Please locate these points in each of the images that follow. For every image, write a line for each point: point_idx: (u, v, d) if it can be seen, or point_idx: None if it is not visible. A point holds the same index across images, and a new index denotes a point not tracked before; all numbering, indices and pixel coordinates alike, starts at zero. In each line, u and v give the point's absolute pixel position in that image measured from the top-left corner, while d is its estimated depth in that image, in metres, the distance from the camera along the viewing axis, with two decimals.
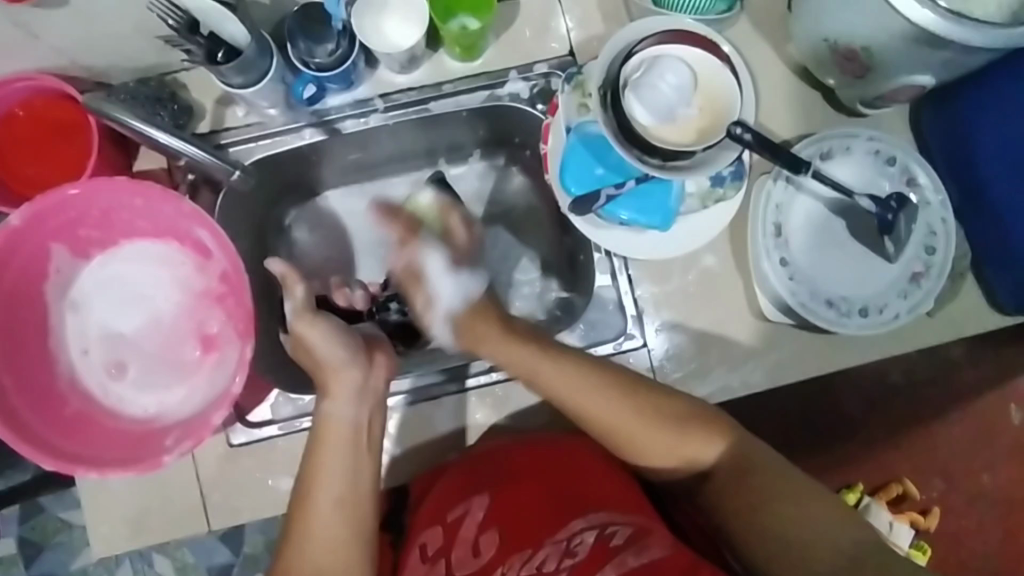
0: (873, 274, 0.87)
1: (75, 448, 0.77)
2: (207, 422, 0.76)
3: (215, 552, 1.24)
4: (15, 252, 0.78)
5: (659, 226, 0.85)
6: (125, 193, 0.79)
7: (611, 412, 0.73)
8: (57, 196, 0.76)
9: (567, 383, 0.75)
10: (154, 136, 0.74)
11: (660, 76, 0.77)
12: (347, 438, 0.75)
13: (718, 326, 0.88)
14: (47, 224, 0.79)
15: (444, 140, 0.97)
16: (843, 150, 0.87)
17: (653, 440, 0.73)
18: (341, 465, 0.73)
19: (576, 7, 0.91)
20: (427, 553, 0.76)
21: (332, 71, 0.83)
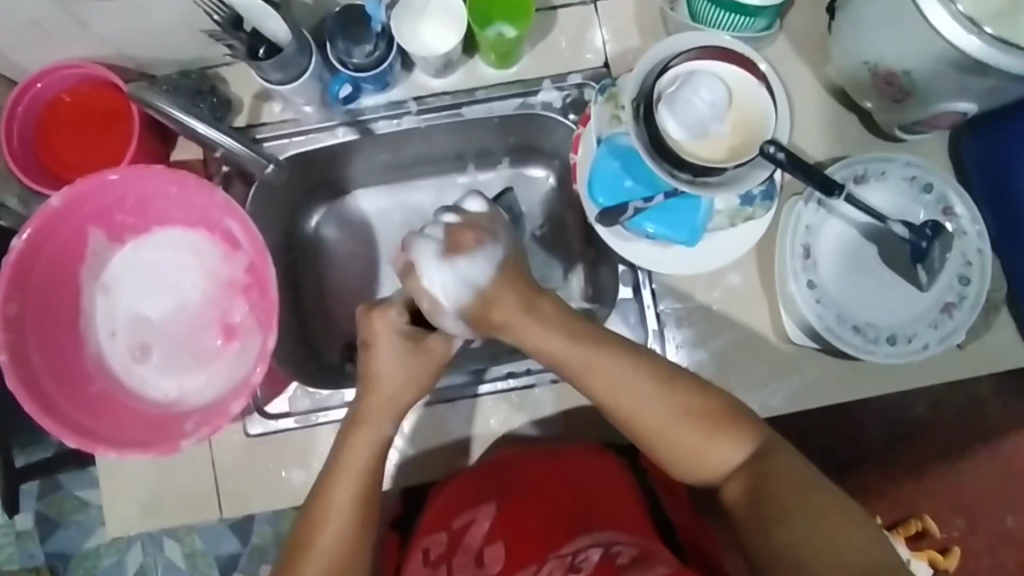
0: (903, 302, 0.85)
1: (97, 428, 0.79)
2: (226, 410, 0.77)
3: (224, 541, 1.26)
4: (53, 233, 0.80)
5: (685, 242, 0.84)
6: (161, 181, 0.80)
7: (650, 406, 0.67)
8: (96, 181, 0.79)
9: (606, 376, 0.67)
10: (192, 125, 0.76)
11: (695, 91, 0.77)
12: (367, 458, 0.72)
13: (741, 346, 0.87)
14: (85, 207, 0.81)
15: (474, 145, 0.98)
16: (878, 174, 0.85)
17: (687, 441, 0.67)
18: (361, 477, 0.71)
19: (613, 20, 0.91)
20: (430, 557, 0.76)
21: (366, 73, 0.85)
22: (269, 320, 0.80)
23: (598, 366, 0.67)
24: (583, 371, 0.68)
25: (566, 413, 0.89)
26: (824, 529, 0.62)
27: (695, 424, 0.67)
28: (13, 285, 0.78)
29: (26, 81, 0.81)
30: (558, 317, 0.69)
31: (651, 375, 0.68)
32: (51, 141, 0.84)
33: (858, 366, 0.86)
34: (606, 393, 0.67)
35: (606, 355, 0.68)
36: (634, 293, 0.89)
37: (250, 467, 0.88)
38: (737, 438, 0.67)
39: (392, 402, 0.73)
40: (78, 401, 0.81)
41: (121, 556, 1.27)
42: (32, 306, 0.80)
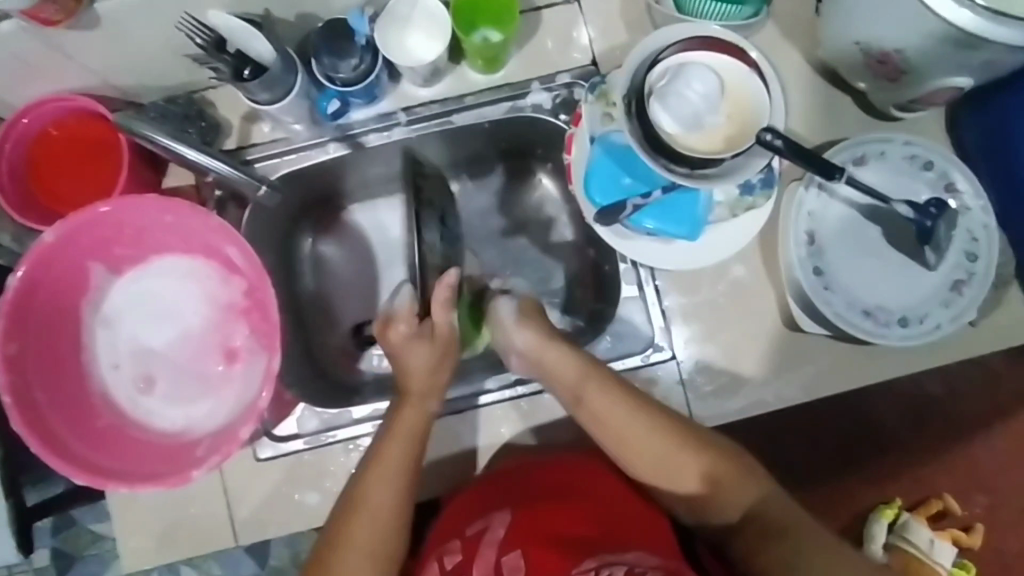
0: (913, 283, 0.83)
1: (108, 462, 0.78)
2: (235, 436, 0.77)
3: (241, 567, 1.25)
4: (48, 268, 0.79)
5: (686, 236, 0.83)
6: (154, 210, 0.79)
7: (651, 441, 0.73)
8: (89, 214, 0.78)
9: (608, 409, 0.75)
10: (181, 152, 0.76)
11: (687, 84, 0.76)
12: (410, 440, 0.76)
13: (749, 337, 0.87)
14: (80, 241, 0.80)
15: (463, 154, 0.99)
16: (877, 155, 0.84)
17: (692, 474, 0.72)
18: (399, 462, 0.74)
19: (598, 17, 0.90)
20: (445, 567, 0.72)
21: (351, 86, 0.83)
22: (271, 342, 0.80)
23: (625, 413, 0.74)
24: (609, 416, 0.75)
25: (579, 416, 0.88)
26: (824, 572, 0.64)
27: (714, 468, 0.72)
28: (13, 325, 0.77)
29: (12, 117, 0.80)
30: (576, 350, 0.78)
31: (668, 421, 0.74)
32: (42, 176, 0.83)
33: (871, 350, 0.85)
34: (626, 436, 0.74)
35: (630, 400, 0.75)
36: (638, 291, 0.89)
37: (264, 491, 0.87)
38: (746, 486, 0.71)
39: (433, 385, 0.78)
40: (86, 437, 0.80)
41: None
42: (32, 345, 0.79)
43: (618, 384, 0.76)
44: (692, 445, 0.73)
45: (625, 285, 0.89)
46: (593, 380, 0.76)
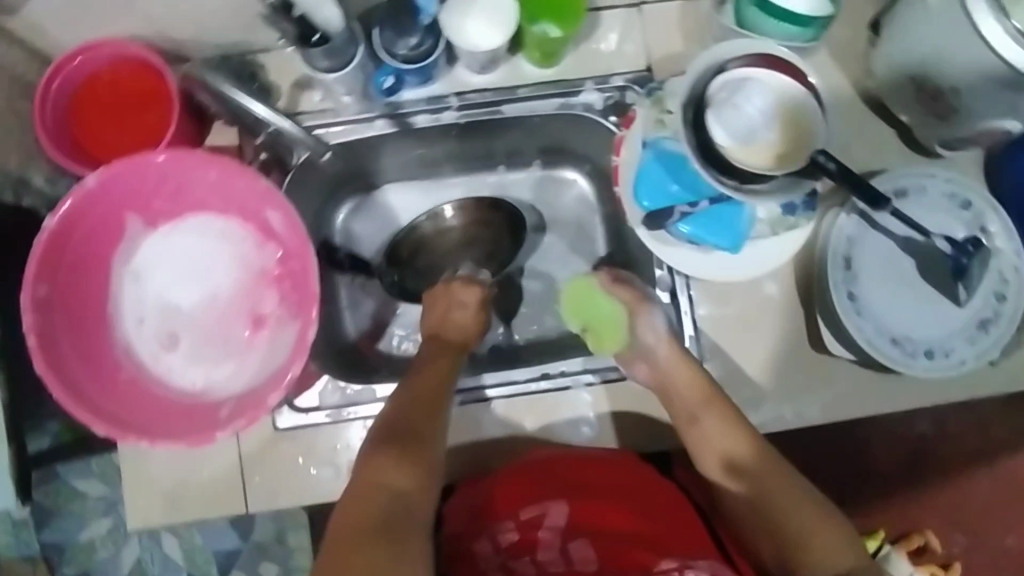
0: (941, 317, 0.84)
1: (128, 415, 0.78)
2: (262, 403, 0.76)
3: (225, 537, 1.27)
4: (86, 214, 0.78)
5: (727, 248, 0.84)
6: (199, 167, 0.79)
7: (741, 447, 0.78)
8: (136, 163, 0.77)
9: (711, 412, 0.80)
10: (252, 108, 0.78)
11: (746, 99, 0.79)
12: (444, 374, 0.81)
13: (774, 354, 0.88)
14: (118, 191, 0.79)
15: (501, 147, 1.01)
16: (918, 189, 0.86)
17: (776, 489, 0.75)
18: (439, 390, 0.79)
19: (657, 24, 0.91)
20: (501, 545, 0.73)
21: (411, 65, 0.83)
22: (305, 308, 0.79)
23: (736, 443, 0.78)
24: (720, 442, 0.79)
25: (599, 417, 0.88)
26: None
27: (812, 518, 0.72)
28: (43, 267, 0.77)
29: (67, 54, 0.79)
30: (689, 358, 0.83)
31: (771, 459, 0.77)
32: (88, 118, 0.82)
33: (891, 379, 0.87)
34: (732, 462, 0.78)
35: (741, 430, 0.79)
36: (672, 298, 0.89)
37: (278, 462, 0.86)
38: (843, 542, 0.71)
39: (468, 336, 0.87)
40: (106, 387, 0.79)
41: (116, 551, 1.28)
42: (61, 288, 0.79)
43: (733, 412, 0.80)
44: (797, 489, 0.75)
45: (658, 291, 0.90)
46: (714, 409, 0.80)
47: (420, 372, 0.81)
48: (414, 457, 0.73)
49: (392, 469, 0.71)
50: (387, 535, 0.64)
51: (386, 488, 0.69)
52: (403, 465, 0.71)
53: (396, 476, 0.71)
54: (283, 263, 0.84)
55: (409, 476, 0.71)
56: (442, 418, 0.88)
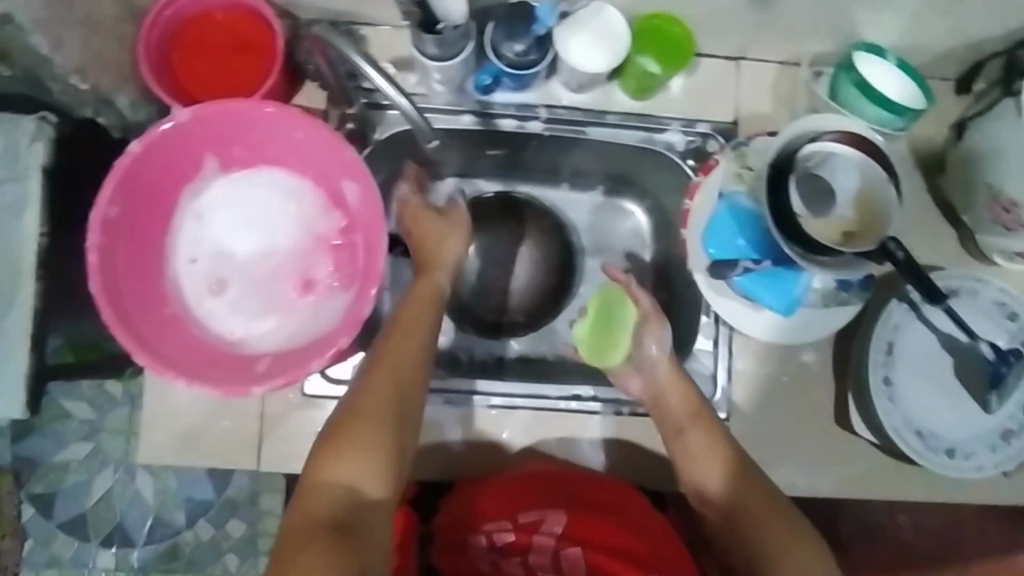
0: (969, 419, 0.86)
1: (171, 351, 0.77)
2: (305, 364, 0.76)
3: (197, 487, 1.29)
4: (169, 148, 0.78)
5: (779, 311, 0.86)
6: (289, 124, 0.79)
7: (705, 458, 0.76)
8: (225, 106, 0.77)
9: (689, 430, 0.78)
10: (375, 79, 0.73)
11: (832, 175, 0.81)
12: (420, 316, 0.76)
13: (799, 421, 0.90)
14: (202, 131, 0.79)
15: (569, 166, 1.01)
16: (971, 292, 0.87)
17: (748, 502, 0.72)
18: (410, 346, 0.73)
19: (750, 83, 0.93)
20: (496, 544, 0.76)
21: (513, 70, 0.84)
22: (365, 279, 0.79)
23: (715, 462, 0.75)
24: (702, 460, 0.76)
25: (620, 446, 0.89)
26: None
27: (784, 546, 0.68)
28: (117, 189, 0.76)
29: None
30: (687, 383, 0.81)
31: (752, 483, 0.74)
32: (188, 54, 0.83)
33: (906, 466, 0.89)
34: (708, 482, 0.75)
35: (726, 454, 0.75)
36: (712, 347, 0.92)
37: (299, 425, 0.85)
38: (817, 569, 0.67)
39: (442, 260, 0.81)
40: (152, 319, 0.79)
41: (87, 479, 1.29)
42: (128, 213, 0.78)
43: (722, 437, 0.77)
44: (778, 517, 0.70)
45: (701, 336, 0.92)
46: (700, 421, 0.78)
47: (399, 312, 0.76)
48: (373, 436, 0.67)
49: (344, 456, 0.66)
50: (333, 536, 0.61)
51: (341, 477, 0.65)
52: (360, 449, 0.66)
53: (353, 465, 0.66)
54: (344, 233, 0.85)
55: (368, 464, 0.66)
56: (468, 416, 0.88)
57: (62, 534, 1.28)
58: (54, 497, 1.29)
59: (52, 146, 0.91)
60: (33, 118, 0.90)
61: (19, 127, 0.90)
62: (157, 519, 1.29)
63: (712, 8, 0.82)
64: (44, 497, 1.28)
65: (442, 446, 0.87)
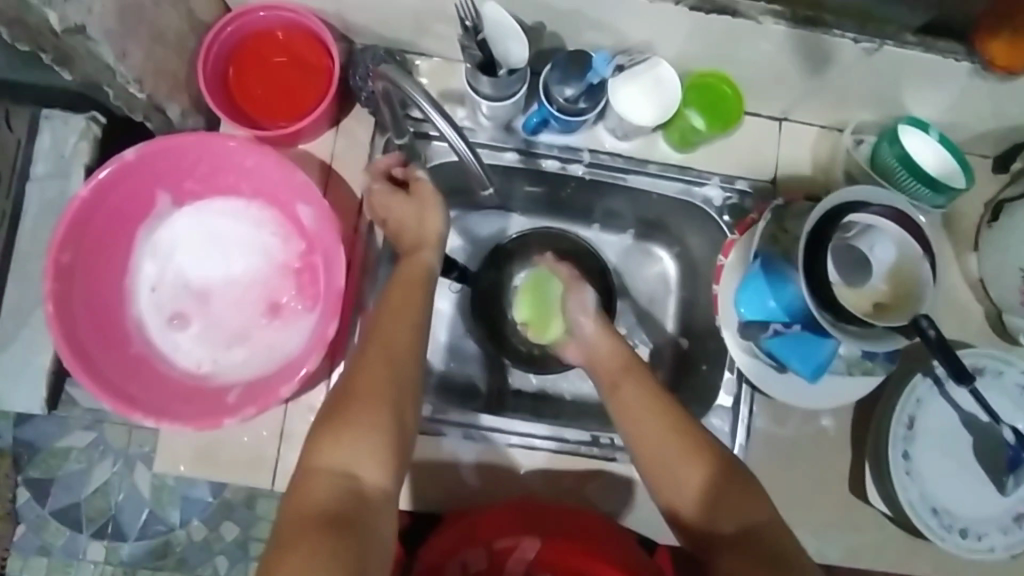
0: (985, 500, 0.86)
1: (134, 390, 0.77)
2: (274, 392, 0.77)
3: (196, 486, 1.28)
4: (122, 184, 0.78)
5: (804, 375, 0.84)
6: (243, 152, 0.79)
7: (653, 433, 0.70)
8: (177, 139, 0.78)
9: (637, 410, 0.72)
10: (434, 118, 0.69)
11: (869, 246, 0.82)
12: (413, 289, 0.73)
13: (814, 485, 0.89)
14: (156, 164, 0.79)
15: (602, 207, 1.01)
16: (995, 372, 0.87)
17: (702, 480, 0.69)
18: (403, 317, 0.70)
19: (791, 144, 0.94)
20: (470, 569, 0.80)
21: (563, 115, 0.85)
22: (328, 302, 0.79)
23: (653, 418, 0.71)
24: (639, 417, 0.72)
25: (635, 496, 0.87)
26: None
27: (720, 494, 0.68)
28: (71, 235, 0.76)
29: (250, 7, 0.81)
30: (632, 357, 0.77)
31: (689, 433, 0.70)
32: (245, 70, 0.84)
33: (919, 540, 0.89)
34: (643, 437, 0.71)
35: (663, 408, 0.72)
36: (733, 403, 0.92)
37: None
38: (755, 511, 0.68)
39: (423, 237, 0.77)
40: (115, 359, 0.79)
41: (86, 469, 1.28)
42: (83, 258, 0.78)
43: (655, 389, 0.74)
44: (711, 466, 0.69)
45: (723, 392, 0.92)
46: (632, 375, 0.75)
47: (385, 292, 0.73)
48: (368, 418, 0.65)
49: (341, 442, 0.64)
50: (335, 531, 0.59)
51: (340, 463, 0.63)
52: (360, 435, 0.64)
53: (353, 450, 0.64)
54: (304, 256, 0.85)
55: (365, 449, 0.64)
56: (484, 453, 0.88)
57: (55, 521, 1.27)
58: (53, 483, 1.27)
59: (97, 146, 0.94)
60: (83, 117, 0.93)
61: (68, 125, 0.93)
62: (151, 514, 1.28)
63: (764, 71, 0.83)
64: (41, 483, 1.27)
65: (456, 479, 0.87)
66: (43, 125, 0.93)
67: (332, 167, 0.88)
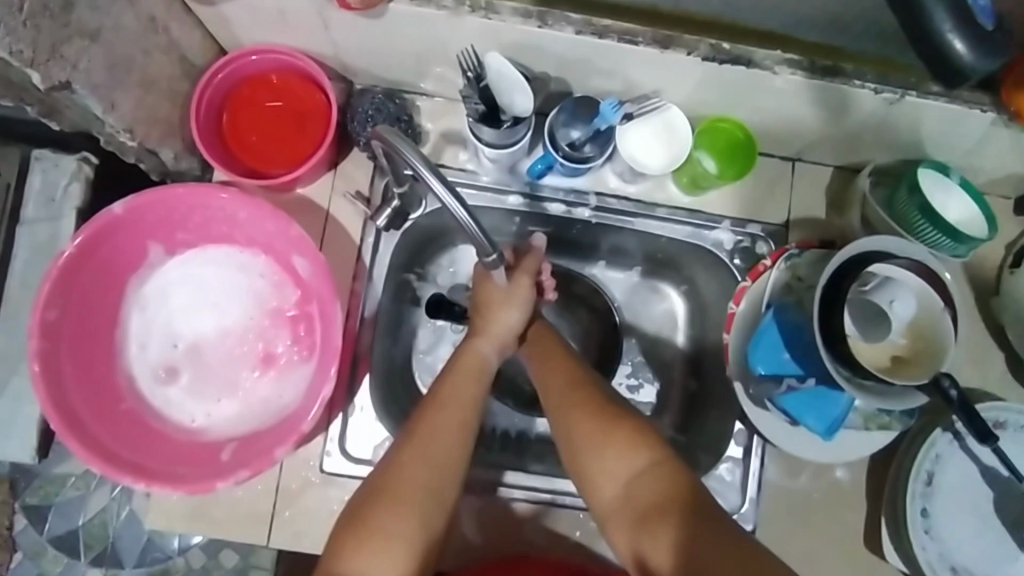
0: (1004, 559, 0.83)
1: (124, 451, 0.75)
2: (270, 453, 0.73)
3: None
4: (112, 236, 0.76)
5: (819, 433, 0.82)
6: (236, 204, 0.77)
7: (553, 388, 0.73)
8: (166, 191, 0.75)
9: (545, 374, 0.75)
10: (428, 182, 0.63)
11: (889, 300, 0.79)
12: (467, 400, 0.72)
13: (829, 540, 0.87)
14: (146, 215, 0.77)
15: (608, 245, 0.96)
16: (1017, 426, 0.84)
17: (588, 430, 0.69)
18: (452, 436, 0.69)
19: (805, 185, 0.91)
20: None
21: (569, 162, 0.82)
22: (324, 357, 0.76)
23: (552, 372, 0.74)
24: (544, 374, 0.75)
25: None
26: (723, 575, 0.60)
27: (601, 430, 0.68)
28: (57, 290, 0.73)
29: (242, 51, 0.79)
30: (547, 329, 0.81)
31: (579, 381, 0.73)
32: (240, 114, 0.82)
33: None
34: (546, 391, 0.74)
35: (562, 364, 0.75)
36: (743, 455, 0.88)
37: (315, 503, 0.81)
38: (637, 448, 0.67)
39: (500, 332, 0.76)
40: (104, 417, 0.76)
41: (84, 495, 1.14)
42: (71, 315, 0.76)
43: (561, 352, 0.77)
44: (594, 407, 0.70)
45: (733, 443, 0.88)
46: (541, 341, 0.79)
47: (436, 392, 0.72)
48: (399, 529, 0.65)
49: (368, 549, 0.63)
50: None
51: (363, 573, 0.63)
52: (386, 550, 0.64)
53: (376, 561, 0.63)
54: (299, 305, 0.82)
55: (387, 560, 0.64)
56: (486, 508, 0.85)
57: (53, 548, 1.14)
58: (50, 510, 1.14)
59: (89, 187, 0.91)
60: (74, 158, 0.89)
61: (60, 166, 0.89)
62: (150, 540, 1.14)
63: (777, 116, 0.80)
64: (38, 509, 1.14)
65: (457, 536, 0.84)
66: (34, 166, 0.89)
67: (331, 213, 0.85)
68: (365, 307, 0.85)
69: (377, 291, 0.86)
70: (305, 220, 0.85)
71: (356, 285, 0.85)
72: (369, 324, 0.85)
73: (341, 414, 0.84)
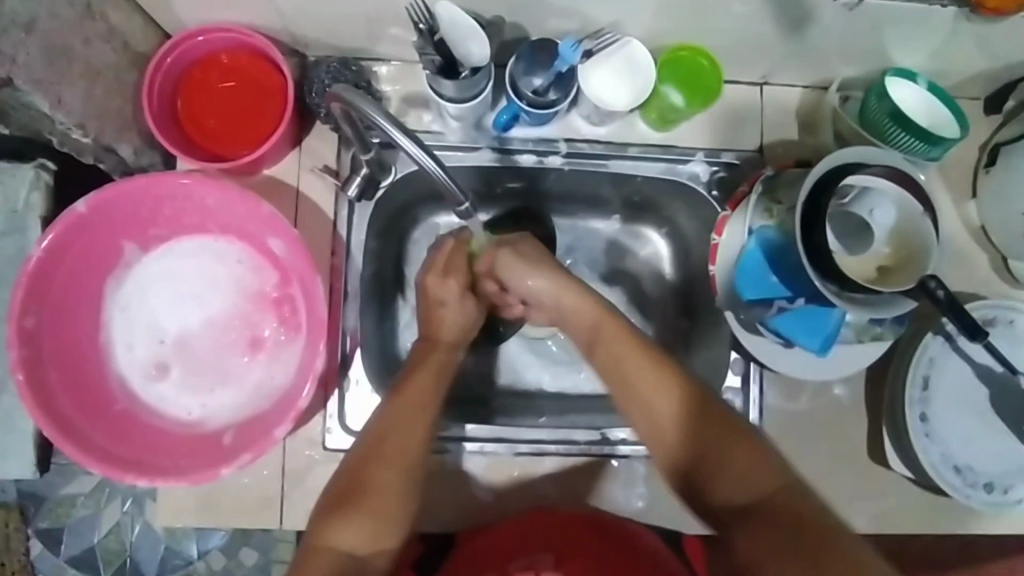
0: (1006, 452, 0.85)
1: (124, 451, 0.74)
2: (269, 434, 0.73)
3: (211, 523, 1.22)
4: (80, 237, 0.75)
5: (815, 350, 0.82)
6: (202, 190, 0.75)
7: (643, 379, 0.67)
8: (128, 184, 0.74)
9: (624, 365, 0.68)
10: (396, 139, 0.62)
11: (869, 210, 0.79)
12: (427, 392, 0.72)
13: (835, 457, 0.87)
14: (113, 212, 0.75)
15: (586, 193, 0.95)
16: (1006, 321, 0.85)
17: (696, 422, 0.66)
18: (421, 412, 0.71)
19: (775, 108, 0.90)
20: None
21: (535, 109, 0.81)
22: (313, 333, 0.76)
23: (643, 366, 0.68)
24: (627, 373, 0.68)
25: (652, 490, 0.86)
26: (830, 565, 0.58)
27: (715, 448, 0.65)
28: (32, 297, 0.72)
29: (188, 32, 0.76)
30: (600, 310, 0.72)
31: (679, 387, 0.67)
32: (193, 98, 0.79)
33: (944, 500, 0.87)
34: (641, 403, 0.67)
35: (648, 360, 0.68)
36: (742, 384, 0.88)
37: (324, 481, 0.81)
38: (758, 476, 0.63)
39: (453, 335, 0.77)
40: (98, 419, 0.75)
41: (95, 512, 1.13)
42: (49, 321, 0.74)
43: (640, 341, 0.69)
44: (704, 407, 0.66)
45: (730, 374, 0.89)
46: (612, 328, 0.70)
47: (404, 380, 0.73)
48: (377, 504, 0.66)
49: (344, 526, 0.65)
50: None
51: (339, 546, 0.64)
52: (359, 518, 0.66)
53: (348, 534, 0.65)
54: (281, 285, 0.81)
55: (361, 531, 0.65)
56: (494, 466, 0.85)
57: (72, 568, 1.13)
58: (64, 532, 1.13)
59: (51, 195, 0.88)
60: (31, 167, 0.87)
61: (17, 175, 0.87)
62: (168, 549, 1.13)
63: (737, 38, 0.79)
64: (51, 532, 1.13)
65: (467, 495, 0.84)
66: None
67: (301, 189, 0.84)
68: (348, 281, 0.84)
69: (358, 265, 0.84)
70: (275, 200, 0.84)
71: (336, 262, 0.84)
72: (354, 297, 0.84)
73: (337, 390, 0.83)
